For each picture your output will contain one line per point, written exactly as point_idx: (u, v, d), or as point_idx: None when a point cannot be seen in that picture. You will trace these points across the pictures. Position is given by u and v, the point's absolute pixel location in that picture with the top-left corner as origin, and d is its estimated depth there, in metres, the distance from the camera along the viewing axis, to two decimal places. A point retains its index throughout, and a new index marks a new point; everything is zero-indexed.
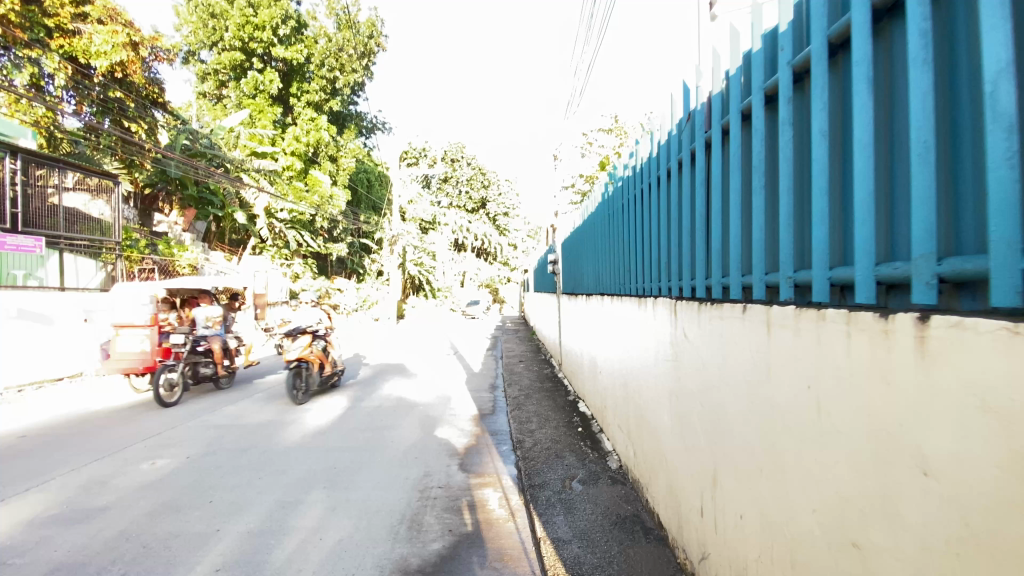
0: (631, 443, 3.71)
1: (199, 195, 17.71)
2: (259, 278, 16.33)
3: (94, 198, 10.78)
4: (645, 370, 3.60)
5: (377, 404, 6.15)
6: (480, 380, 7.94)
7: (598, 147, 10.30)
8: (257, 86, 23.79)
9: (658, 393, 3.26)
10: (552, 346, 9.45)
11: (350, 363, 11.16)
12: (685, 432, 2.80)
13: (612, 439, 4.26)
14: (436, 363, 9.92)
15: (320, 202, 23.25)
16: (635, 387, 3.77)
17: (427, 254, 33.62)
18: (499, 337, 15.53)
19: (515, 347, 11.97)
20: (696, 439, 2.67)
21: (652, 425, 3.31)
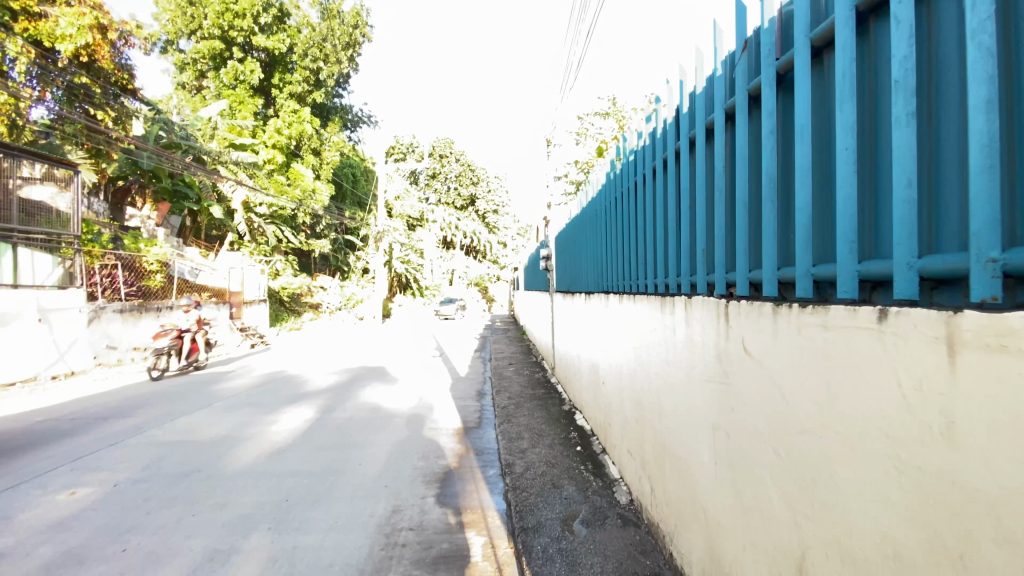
0: (644, 473, 3.18)
1: (173, 187, 16.66)
2: (236, 275, 15.52)
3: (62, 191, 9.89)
4: (663, 389, 3.05)
5: (349, 415, 5.52)
6: (466, 385, 7.33)
7: (592, 135, 9.69)
8: (237, 76, 22.84)
9: (690, 421, 2.65)
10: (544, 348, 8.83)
11: (329, 364, 10.48)
12: (741, 481, 2.17)
13: (619, 465, 3.70)
14: (419, 366, 9.26)
15: (302, 197, 22.38)
16: (650, 408, 3.22)
17: (414, 251, 32.82)
18: (488, 337, 14.90)
19: (504, 348, 11.32)
20: (764, 492, 2.02)
21: (676, 456, 2.77)
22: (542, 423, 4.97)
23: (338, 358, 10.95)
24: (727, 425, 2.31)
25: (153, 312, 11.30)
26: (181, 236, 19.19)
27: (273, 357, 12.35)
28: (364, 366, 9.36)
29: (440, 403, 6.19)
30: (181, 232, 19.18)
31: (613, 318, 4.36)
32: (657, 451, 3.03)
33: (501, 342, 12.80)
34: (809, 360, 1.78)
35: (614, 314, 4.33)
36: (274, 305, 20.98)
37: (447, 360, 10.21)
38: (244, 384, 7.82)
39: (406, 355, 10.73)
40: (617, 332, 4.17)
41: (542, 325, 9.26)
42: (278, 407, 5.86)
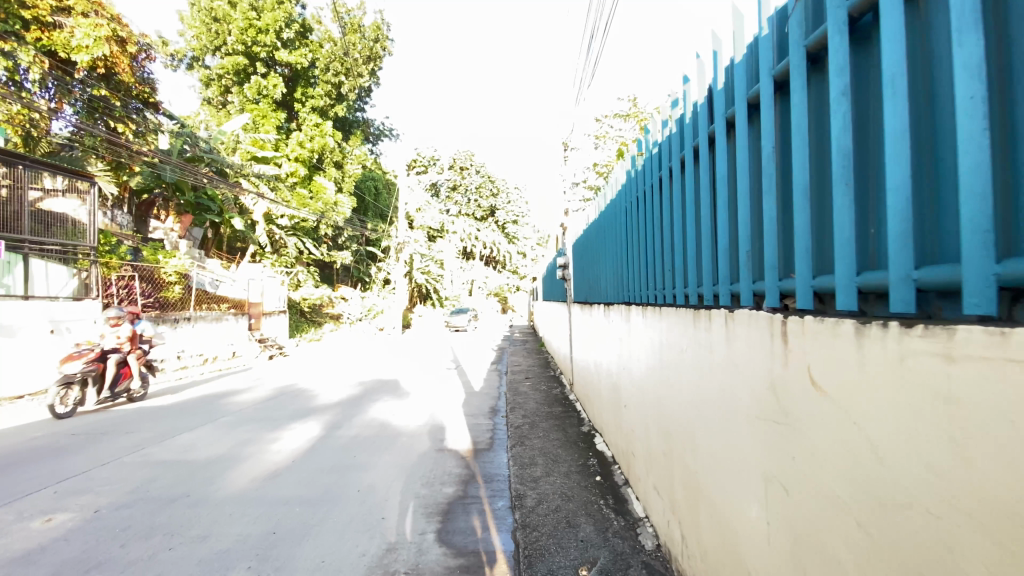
0: (674, 516, 2.82)
1: (196, 200, 17.01)
2: (255, 286, 15.51)
3: (83, 203, 10.09)
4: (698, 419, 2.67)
5: (355, 433, 5.23)
6: (480, 401, 6.99)
7: (612, 140, 9.36)
8: (260, 91, 23.24)
9: (735, 462, 2.28)
10: (563, 361, 8.44)
11: (343, 377, 10.25)
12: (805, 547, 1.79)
13: (644, 502, 3.31)
14: (434, 380, 8.95)
15: (323, 209, 22.49)
16: (681, 439, 2.86)
17: (434, 262, 32.77)
18: (506, 349, 14.53)
19: (522, 361, 10.94)
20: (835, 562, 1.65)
21: (716, 500, 2.40)
22: (558, 446, 4.61)
23: (353, 371, 10.72)
24: (782, 474, 1.94)
25: (170, 323, 11.28)
26: (203, 247, 19.39)
27: (288, 369, 12.20)
28: (377, 379, 9.10)
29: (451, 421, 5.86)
30: (203, 243, 19.39)
31: (636, 334, 3.98)
32: (692, 489, 2.67)
33: (519, 355, 12.42)
34: (901, 404, 1.41)
35: (636, 330, 3.96)
36: (294, 316, 21.01)
37: (463, 373, 9.88)
38: (254, 398, 7.63)
39: (421, 368, 10.44)
40: (640, 350, 3.80)
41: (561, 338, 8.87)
42: (283, 422, 5.62)
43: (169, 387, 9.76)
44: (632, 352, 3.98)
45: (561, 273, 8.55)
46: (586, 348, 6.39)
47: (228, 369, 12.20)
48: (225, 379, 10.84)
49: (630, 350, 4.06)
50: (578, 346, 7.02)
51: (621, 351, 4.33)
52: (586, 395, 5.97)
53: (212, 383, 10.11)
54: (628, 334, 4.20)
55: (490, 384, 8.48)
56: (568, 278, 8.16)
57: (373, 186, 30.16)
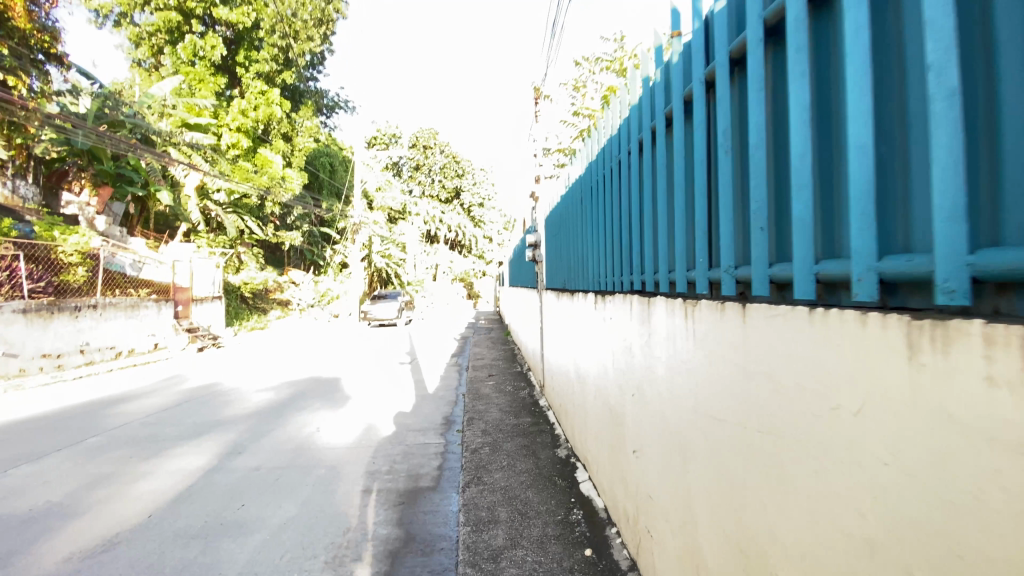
0: None
1: (116, 171, 15.07)
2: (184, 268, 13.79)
3: None
4: (790, 534, 1.69)
5: (260, 458, 4.13)
6: (430, 407, 5.86)
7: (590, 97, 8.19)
8: (196, 52, 21.07)
9: None
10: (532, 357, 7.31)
11: (277, 372, 8.97)
12: None
13: None
14: (380, 379, 7.74)
15: (269, 183, 20.63)
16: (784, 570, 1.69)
17: (395, 245, 31.11)
18: (469, 338, 13.40)
19: (485, 354, 9.76)
20: None
21: None
22: (528, 487, 3.60)
23: (289, 366, 9.37)
24: None
25: (69, 311, 9.60)
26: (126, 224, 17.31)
27: (217, 364, 10.71)
28: (314, 378, 7.84)
29: (390, 438, 4.74)
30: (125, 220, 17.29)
31: (648, 358, 2.87)
32: None
33: (483, 345, 11.23)
34: None
35: (649, 354, 2.86)
36: (232, 303, 18.56)
37: (417, 368, 8.69)
38: (154, 403, 6.33)
39: (369, 364, 9.16)
40: (655, 382, 2.76)
41: (531, 328, 7.75)
42: (167, 446, 4.41)
43: (60, 387, 8.27)
44: (643, 382, 2.91)
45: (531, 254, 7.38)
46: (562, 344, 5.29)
47: (146, 365, 10.64)
48: (137, 376, 9.34)
49: (641, 368, 2.98)
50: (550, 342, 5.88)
51: (625, 368, 3.23)
52: (562, 405, 4.92)
53: (120, 382, 8.65)
54: (628, 343, 3.21)
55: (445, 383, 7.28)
56: (539, 258, 7.05)
57: (329, 162, 28.71)
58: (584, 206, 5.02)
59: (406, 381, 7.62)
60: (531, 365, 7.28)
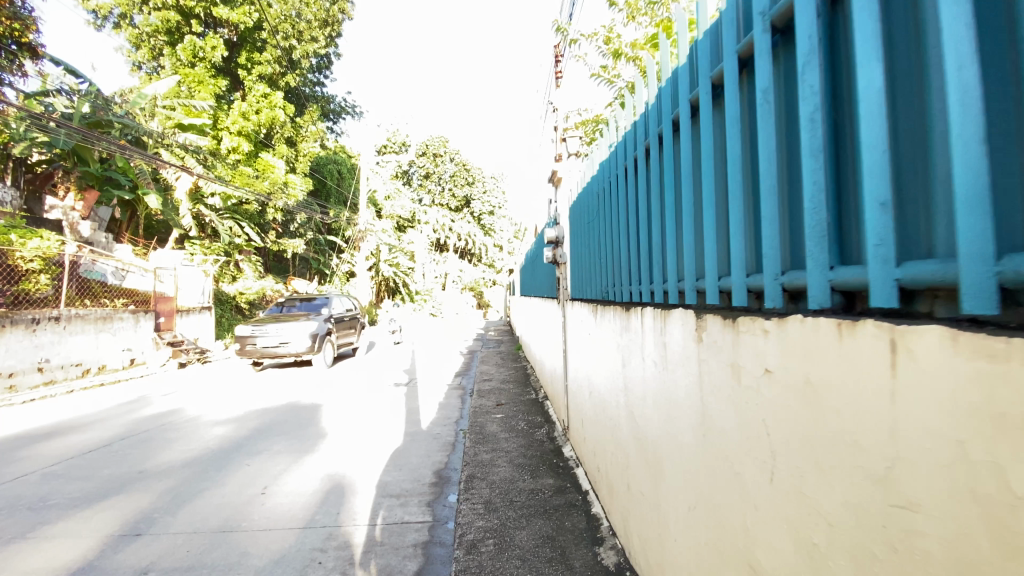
0: None
1: (102, 173, 14.18)
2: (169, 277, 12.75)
3: None
4: None
5: (162, 548, 3.04)
6: (418, 454, 4.62)
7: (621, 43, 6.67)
8: (197, 53, 20.25)
9: None
10: (552, 382, 6.01)
11: (253, 394, 7.83)
12: None
13: None
14: (367, 408, 6.51)
15: (271, 189, 19.74)
16: None
17: (402, 253, 30.08)
18: (478, 352, 12.18)
19: (495, 373, 8.51)
20: None
21: None
22: None
23: (269, 389, 8.19)
24: None
25: (25, 325, 8.57)
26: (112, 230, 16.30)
27: (196, 383, 9.61)
28: (289, 405, 6.66)
29: (358, 510, 3.54)
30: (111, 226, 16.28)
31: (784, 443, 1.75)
32: None
33: (492, 363, 9.88)
34: None
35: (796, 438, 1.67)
36: (229, 313, 17.52)
37: (414, 392, 7.40)
38: (83, 437, 5.25)
39: (360, 387, 7.92)
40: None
41: (550, 344, 6.43)
42: (48, 521, 3.32)
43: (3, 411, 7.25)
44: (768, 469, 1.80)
45: (552, 256, 6.04)
46: (598, 376, 4.04)
47: (118, 384, 9.57)
48: (102, 397, 8.29)
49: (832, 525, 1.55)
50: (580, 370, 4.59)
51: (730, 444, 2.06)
52: (598, 468, 3.74)
53: (74, 405, 7.57)
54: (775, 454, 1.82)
55: (442, 414, 5.97)
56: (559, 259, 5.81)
57: (337, 169, 28.33)
58: (619, 204, 3.92)
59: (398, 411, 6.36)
60: (551, 394, 6.00)
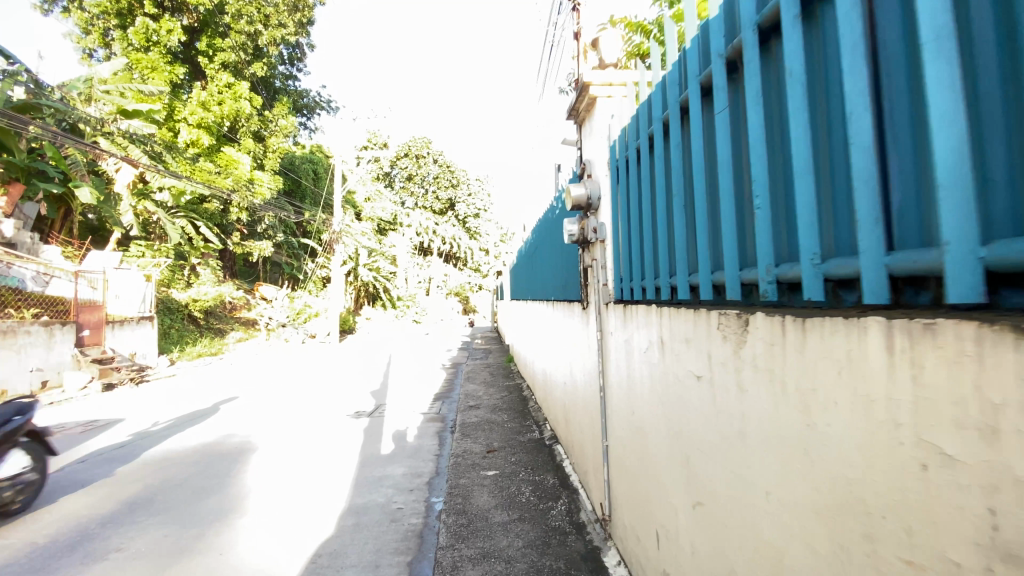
0: None
1: (29, 164, 12.22)
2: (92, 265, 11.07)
3: None
4: None
5: None
6: (357, 566, 2.83)
7: None
8: (150, 38, 18.13)
9: None
10: (561, 414, 4.21)
11: (158, 435, 5.92)
12: None
13: None
14: (307, 456, 4.74)
15: (234, 187, 17.84)
16: None
17: (383, 257, 28.21)
18: (462, 366, 10.48)
19: (484, 394, 6.83)
20: None
21: None
22: None
23: (192, 424, 6.37)
24: None
25: None
26: (40, 229, 13.94)
27: (113, 411, 7.74)
28: (201, 452, 4.84)
29: None
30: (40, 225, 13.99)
31: None
32: None
33: (479, 382, 8.00)
34: None
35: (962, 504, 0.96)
36: (183, 326, 14.71)
37: (376, 426, 5.59)
38: None
39: (309, 420, 6.12)
40: None
41: (557, 360, 4.51)
42: None
43: None
44: None
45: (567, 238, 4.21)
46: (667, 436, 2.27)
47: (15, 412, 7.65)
48: None
49: None
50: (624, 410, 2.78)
51: None
52: None
53: None
54: None
55: (406, 465, 4.17)
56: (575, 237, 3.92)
57: (313, 169, 26.44)
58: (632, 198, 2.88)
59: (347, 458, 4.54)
60: (560, 434, 4.22)
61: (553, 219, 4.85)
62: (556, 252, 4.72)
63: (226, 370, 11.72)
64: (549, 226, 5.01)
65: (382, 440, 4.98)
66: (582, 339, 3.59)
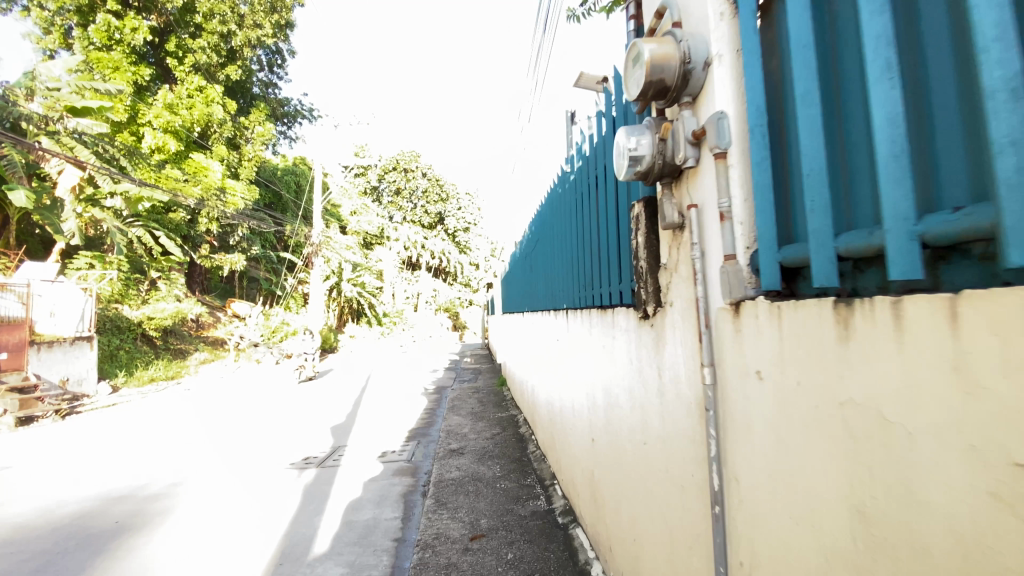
0: None
1: None
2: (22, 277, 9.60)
3: None
4: None
5: None
6: None
7: None
8: (112, 36, 16.74)
9: None
10: (585, 480, 2.79)
11: (40, 489, 4.54)
12: None
13: None
14: (212, 531, 3.31)
15: (203, 195, 16.39)
16: None
17: (368, 272, 26.77)
18: (447, 392, 9.09)
19: (469, 430, 5.49)
20: None
21: None
22: None
23: (91, 475, 4.90)
24: None
25: None
26: None
27: (14, 453, 6.30)
28: (65, 528, 3.47)
29: None
30: None
31: None
32: None
33: (465, 415, 6.59)
34: None
35: None
36: (136, 347, 13.12)
37: (325, 478, 4.23)
38: None
39: (238, 471, 4.68)
40: None
41: (575, 395, 3.10)
42: None
43: None
44: None
45: (589, 214, 2.87)
46: None
47: None
48: None
49: None
50: (769, 564, 1.29)
51: None
52: None
53: None
54: None
55: (346, 562, 2.74)
56: (611, 198, 2.55)
57: (294, 180, 25.07)
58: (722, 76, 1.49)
59: (265, 540, 3.10)
60: (585, 511, 2.80)
61: (569, 195, 3.49)
62: (573, 238, 3.35)
63: (175, 399, 10.15)
64: (562, 206, 3.64)
65: (326, 507, 3.55)
66: (643, 377, 2.05)
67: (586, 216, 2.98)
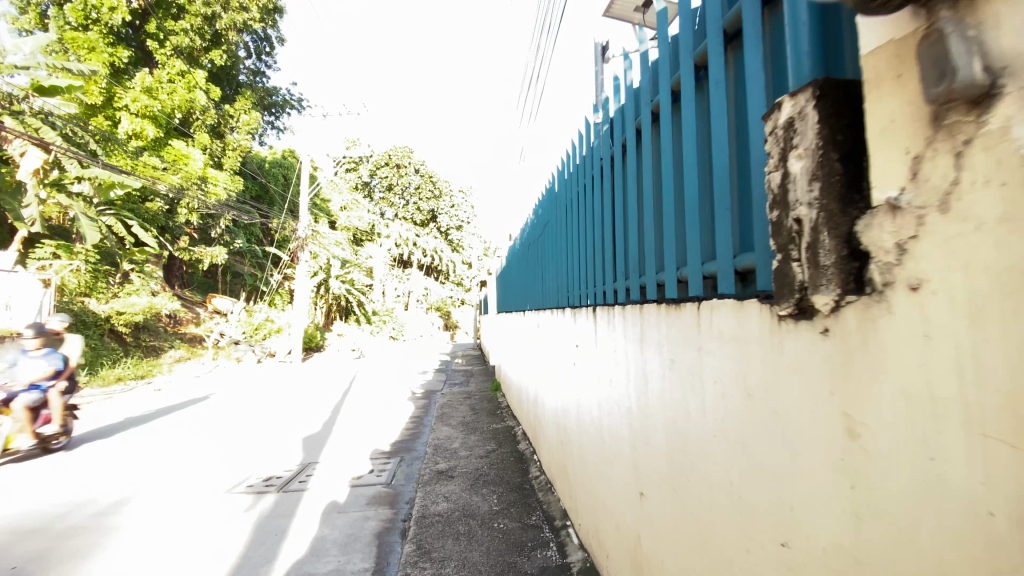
0: None
1: None
2: None
3: None
4: None
5: None
6: None
7: None
8: (88, 14, 15.82)
9: None
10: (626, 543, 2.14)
11: None
12: None
13: None
14: None
15: (182, 184, 15.57)
16: None
17: (357, 268, 26.00)
18: (436, 397, 8.43)
19: (460, 445, 4.83)
20: None
21: None
22: None
23: (8, 495, 4.13)
24: None
25: None
26: None
27: None
28: None
29: None
30: None
31: None
32: None
33: (455, 424, 5.94)
34: None
35: None
36: (105, 343, 12.33)
37: (285, 505, 3.56)
38: None
39: (184, 494, 3.96)
40: None
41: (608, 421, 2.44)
42: None
43: None
44: None
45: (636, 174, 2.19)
46: None
47: None
48: None
49: None
50: None
51: None
52: None
53: None
54: None
55: None
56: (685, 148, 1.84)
57: (282, 172, 24.25)
58: None
59: None
60: None
61: (597, 161, 2.80)
62: (607, 217, 2.61)
63: (139, 400, 9.38)
64: (588, 180, 2.92)
65: (281, 551, 2.86)
66: (788, 425, 1.24)
67: (636, 180, 2.24)
